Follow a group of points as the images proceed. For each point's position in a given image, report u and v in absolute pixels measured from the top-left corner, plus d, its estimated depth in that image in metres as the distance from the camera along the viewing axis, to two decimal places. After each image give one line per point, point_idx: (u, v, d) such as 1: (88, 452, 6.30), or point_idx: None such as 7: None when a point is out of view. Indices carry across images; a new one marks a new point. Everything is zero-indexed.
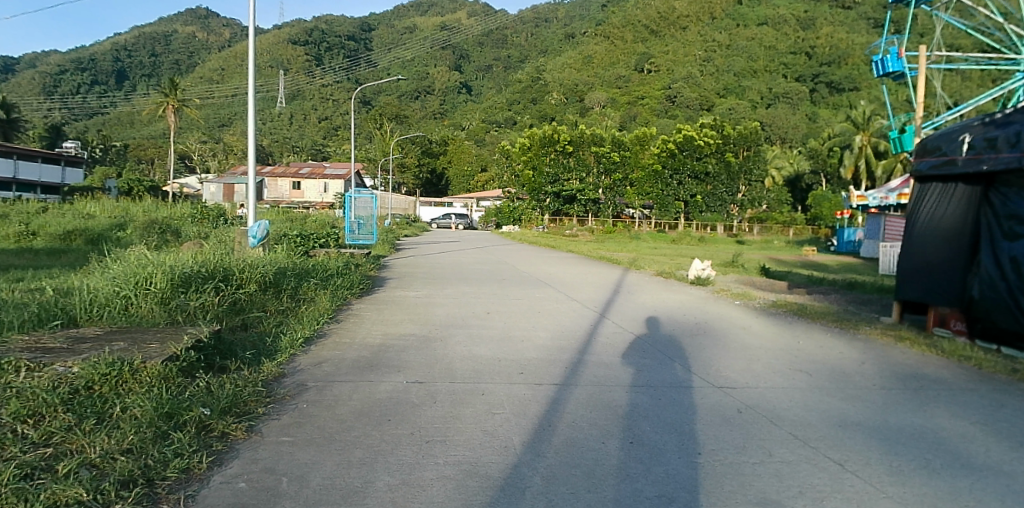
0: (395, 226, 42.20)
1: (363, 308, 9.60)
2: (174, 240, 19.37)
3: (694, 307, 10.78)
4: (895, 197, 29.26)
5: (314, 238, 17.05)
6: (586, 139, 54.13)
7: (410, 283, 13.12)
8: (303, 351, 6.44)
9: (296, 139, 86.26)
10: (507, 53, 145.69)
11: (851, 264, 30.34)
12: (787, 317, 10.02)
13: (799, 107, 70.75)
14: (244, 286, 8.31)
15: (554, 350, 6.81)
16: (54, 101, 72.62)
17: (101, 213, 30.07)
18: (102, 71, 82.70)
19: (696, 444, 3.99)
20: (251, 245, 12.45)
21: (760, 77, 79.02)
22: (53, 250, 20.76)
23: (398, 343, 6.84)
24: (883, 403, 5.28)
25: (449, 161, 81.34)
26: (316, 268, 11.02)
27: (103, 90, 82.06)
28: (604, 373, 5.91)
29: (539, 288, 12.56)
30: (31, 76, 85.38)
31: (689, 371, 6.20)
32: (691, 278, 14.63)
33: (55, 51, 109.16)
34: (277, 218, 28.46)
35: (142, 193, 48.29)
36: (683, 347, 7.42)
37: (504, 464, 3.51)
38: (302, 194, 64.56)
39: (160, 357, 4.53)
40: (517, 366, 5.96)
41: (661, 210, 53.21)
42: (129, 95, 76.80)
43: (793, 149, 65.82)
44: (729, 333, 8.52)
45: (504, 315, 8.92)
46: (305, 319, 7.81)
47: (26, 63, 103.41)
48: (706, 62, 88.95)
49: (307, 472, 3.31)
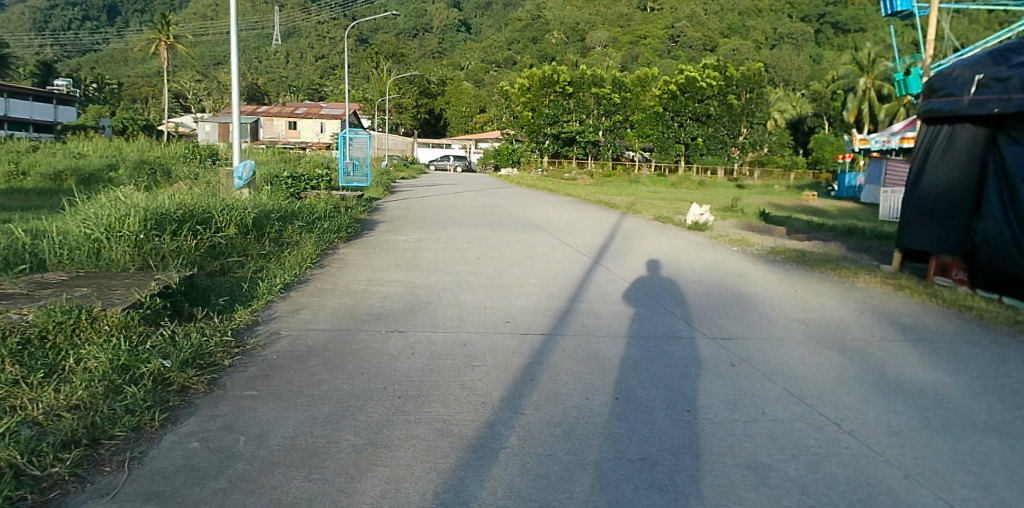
0: (392, 168, 41.32)
1: (350, 252, 9.31)
2: (165, 181, 18.88)
3: (691, 253, 10.48)
4: (899, 140, 28.66)
5: (306, 179, 16.62)
6: (586, 80, 52.90)
7: (400, 227, 12.75)
8: (281, 297, 6.19)
9: (292, 78, 84.01)
10: None
11: (850, 209, 29.95)
12: (785, 264, 9.74)
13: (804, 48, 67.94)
14: (224, 230, 7.97)
15: (541, 298, 6.57)
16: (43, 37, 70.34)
17: (94, 153, 29.51)
18: None
19: (684, 401, 3.79)
20: (238, 188, 11.98)
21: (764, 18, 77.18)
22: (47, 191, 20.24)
23: (382, 290, 6.60)
24: (880, 356, 5.08)
25: (447, 102, 79.08)
26: (302, 210, 10.67)
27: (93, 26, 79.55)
28: (590, 322, 5.70)
29: (533, 233, 12.25)
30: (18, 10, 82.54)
31: (681, 320, 6.00)
32: (689, 223, 14.29)
33: None
34: (272, 158, 27.93)
35: (136, 132, 47.32)
36: (677, 295, 7.18)
37: (479, 421, 3.31)
38: (298, 134, 63.04)
39: (122, 304, 4.25)
40: (503, 315, 5.73)
41: (661, 153, 52.23)
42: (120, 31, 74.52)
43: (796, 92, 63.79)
44: (725, 280, 8.27)
45: (495, 261, 8.65)
46: (287, 264, 7.52)
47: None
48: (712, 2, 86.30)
49: (268, 430, 3.10)
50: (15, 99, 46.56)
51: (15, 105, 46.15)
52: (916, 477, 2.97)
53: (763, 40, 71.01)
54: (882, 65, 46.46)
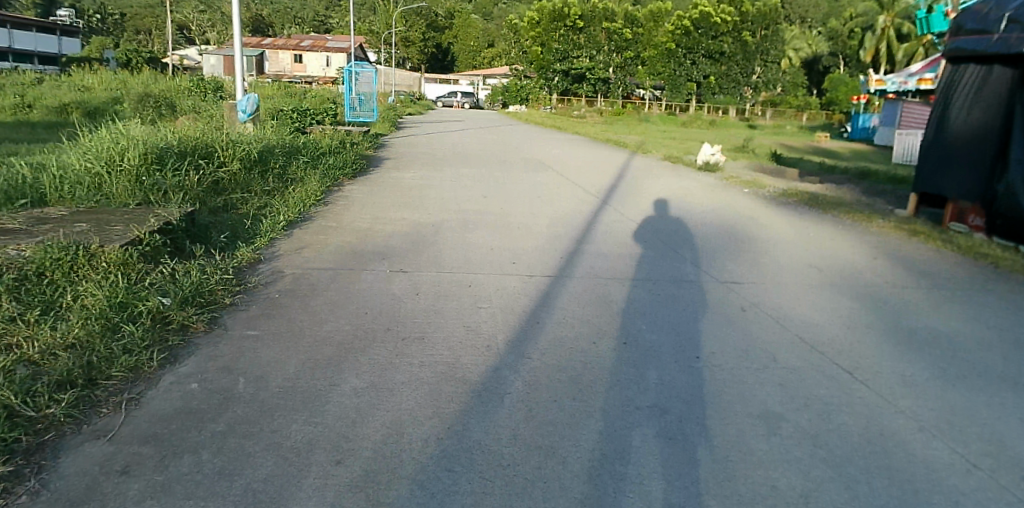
0: (398, 104, 40.29)
1: (355, 189, 9.12)
2: (169, 115, 18.52)
3: (704, 195, 10.16)
4: (916, 82, 27.43)
5: (311, 114, 16.19)
6: (598, 14, 50.60)
7: (405, 164, 12.48)
8: (286, 235, 6.05)
9: (296, 9, 81.27)
10: None
11: (865, 152, 29.13)
12: (799, 205, 9.45)
13: None
14: (227, 165, 7.78)
15: (546, 238, 6.41)
16: None
17: (98, 85, 29.00)
18: None
19: (694, 347, 3.68)
20: (242, 122, 11.64)
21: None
22: (56, 123, 19.95)
23: (387, 229, 6.46)
24: (895, 303, 4.93)
25: (456, 35, 76.17)
26: (306, 145, 10.40)
27: None
28: (598, 265, 5.54)
29: (541, 171, 11.95)
30: None
31: (691, 264, 5.83)
32: (700, 163, 13.89)
33: None
34: (276, 93, 27.33)
35: (140, 64, 46.30)
36: (687, 238, 6.98)
37: (484, 366, 3.23)
38: (304, 68, 61.36)
39: (121, 241, 4.14)
40: (510, 256, 5.59)
41: (673, 92, 50.48)
42: None
43: (813, 29, 63.74)
44: (739, 223, 8.02)
45: (502, 200, 8.43)
46: (291, 200, 7.36)
47: None
48: None
49: (269, 372, 3.05)
50: (18, 29, 45.56)
51: (19, 36, 45.22)
52: (931, 430, 2.88)
53: None
54: (905, 1, 43.88)
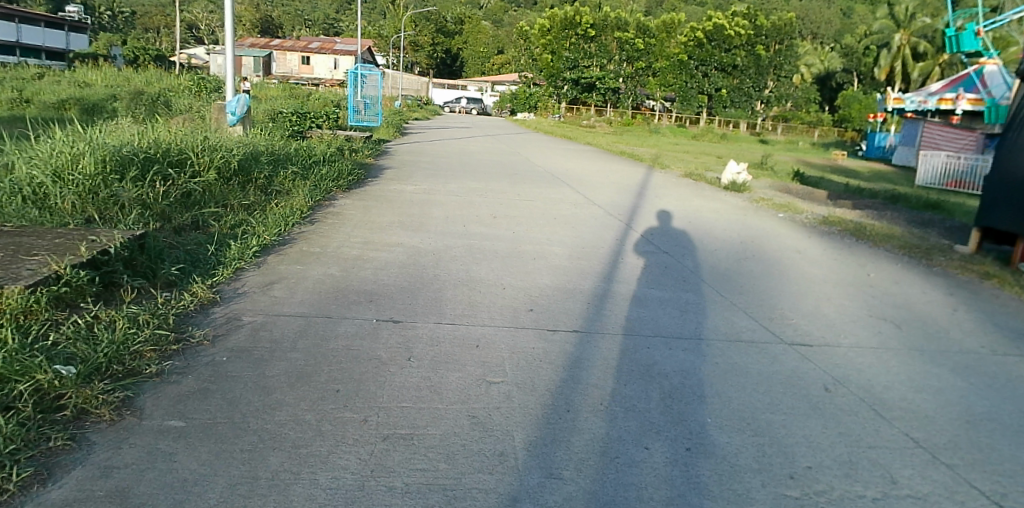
0: (405, 108, 39.49)
1: (348, 204, 8.13)
2: (164, 114, 17.65)
3: (735, 219, 9.16)
4: (935, 102, 26.04)
5: (310, 116, 15.18)
6: (610, 23, 50.03)
7: (408, 175, 11.52)
8: (256, 263, 5.07)
9: (307, 12, 81.15)
10: None
11: (884, 172, 28.12)
12: (844, 237, 8.42)
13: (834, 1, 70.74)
14: (202, 175, 6.84)
15: (565, 273, 5.47)
16: None
17: (100, 81, 28.20)
18: None
19: (784, 462, 2.68)
20: (230, 125, 10.72)
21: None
22: (46, 117, 19.04)
23: (379, 257, 5.49)
24: (1008, 382, 3.90)
25: (465, 41, 75.50)
26: (298, 153, 9.41)
27: None
28: (633, 312, 4.57)
29: (555, 187, 10.99)
30: None
31: (742, 312, 4.86)
32: (725, 183, 12.91)
33: None
34: (280, 95, 26.42)
35: (147, 61, 45.69)
36: (727, 276, 5.98)
37: (496, 493, 2.23)
38: (311, 69, 60.85)
39: (26, 282, 3.19)
40: (525, 299, 4.60)
41: (683, 103, 49.65)
42: None
43: (825, 44, 63.87)
44: (784, 254, 7.02)
45: (515, 222, 7.48)
46: (271, 219, 6.40)
47: None
48: None
49: (178, 502, 2.04)
50: (25, 24, 45.25)
51: (26, 31, 44.79)
52: None
53: None
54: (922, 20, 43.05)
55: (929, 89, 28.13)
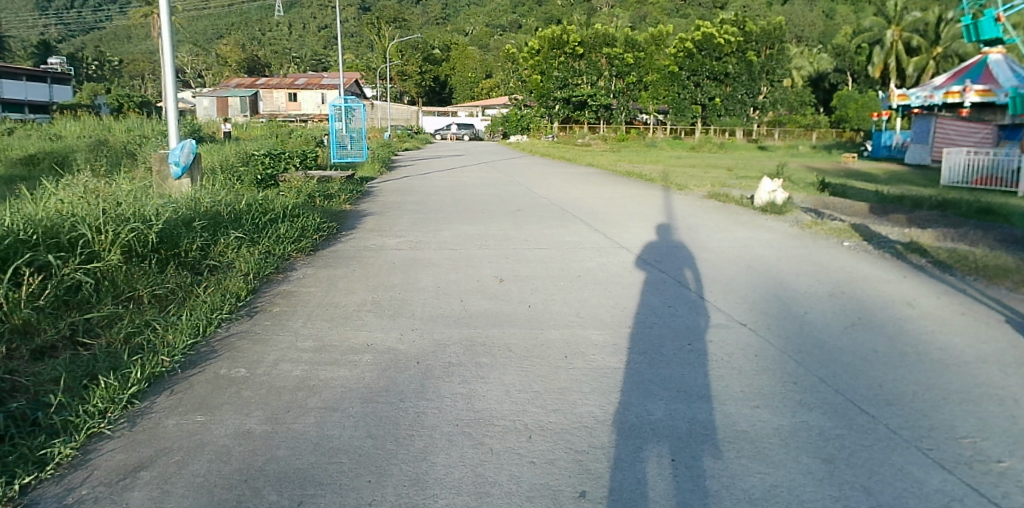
0: (395, 139, 38.25)
1: (310, 276, 6.30)
2: (128, 165, 15.97)
3: (796, 255, 7.35)
4: (942, 95, 24.29)
5: (284, 156, 13.50)
6: (598, 40, 48.57)
7: (391, 222, 9.73)
8: (127, 424, 3.12)
9: (295, 50, 81.04)
10: None
11: (901, 172, 26.61)
12: (946, 273, 6.55)
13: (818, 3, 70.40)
14: (104, 258, 4.88)
15: (614, 389, 3.57)
16: (45, 17, 68.68)
17: (75, 130, 26.70)
18: None
19: None
20: (175, 178, 8.94)
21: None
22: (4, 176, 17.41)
23: (331, 382, 3.60)
24: None
25: (453, 67, 74.81)
26: (251, 208, 7.61)
27: (94, 5, 77.41)
28: (752, 478, 2.67)
29: (567, 225, 9.26)
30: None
31: (916, 454, 2.96)
32: (761, 204, 11.12)
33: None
34: (265, 134, 24.98)
35: (132, 109, 44.50)
36: (845, 365, 4.10)
37: None
38: (298, 106, 59.81)
39: None
40: (569, 468, 2.68)
41: (677, 114, 48.41)
42: (122, 8, 71.86)
43: (812, 47, 63.37)
44: (893, 314, 5.16)
45: (529, 288, 5.70)
46: (187, 321, 4.49)
47: None
48: None
49: None
50: (6, 79, 44.20)
51: (7, 86, 43.69)
52: None
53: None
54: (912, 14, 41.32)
55: (933, 83, 26.47)
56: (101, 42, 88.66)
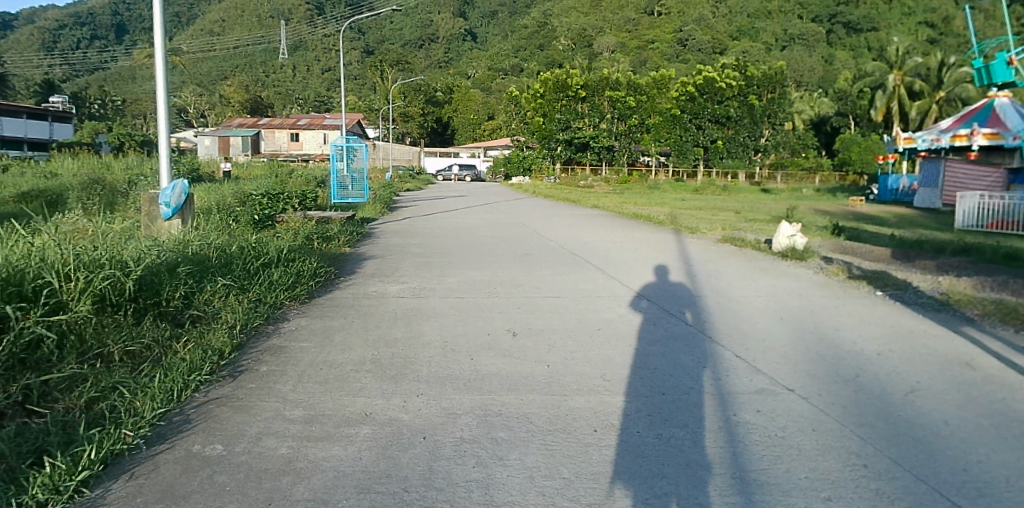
0: (397, 179, 38.17)
1: (303, 328, 5.79)
2: (120, 204, 15.54)
3: (829, 306, 6.84)
4: (948, 138, 24.13)
5: (283, 197, 13.12)
6: (602, 84, 49.40)
7: (393, 267, 9.27)
8: None
9: (299, 92, 82.23)
10: (502, 7, 141.82)
11: (908, 215, 26.30)
12: (995, 328, 6.03)
13: (814, 48, 71.77)
14: (73, 308, 4.32)
15: (658, 474, 2.98)
16: (54, 58, 69.80)
17: (70, 167, 26.42)
18: (101, 26, 80.22)
19: None
20: (164, 218, 8.50)
21: (774, 18, 82.84)
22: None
23: (322, 464, 3.03)
24: None
25: (455, 109, 75.81)
26: (243, 253, 7.15)
27: (104, 46, 78.93)
28: None
29: (578, 271, 8.83)
30: (29, 35, 82.53)
31: None
32: (781, 248, 10.66)
33: (55, 9, 105.92)
34: (264, 173, 24.70)
35: (134, 147, 44.66)
36: (915, 440, 3.54)
37: None
38: (301, 146, 60.31)
39: None
40: None
41: (679, 156, 48.79)
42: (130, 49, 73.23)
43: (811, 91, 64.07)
44: (955, 377, 4.61)
45: (545, 344, 5.17)
46: (158, 385, 3.94)
47: (27, 20, 101.16)
48: (717, 11, 90.23)
49: None
50: (9, 117, 44.46)
51: (9, 124, 43.91)
52: None
53: (772, 40, 75.77)
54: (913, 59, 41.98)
55: (937, 127, 26.46)
56: (109, 82, 90.31)
